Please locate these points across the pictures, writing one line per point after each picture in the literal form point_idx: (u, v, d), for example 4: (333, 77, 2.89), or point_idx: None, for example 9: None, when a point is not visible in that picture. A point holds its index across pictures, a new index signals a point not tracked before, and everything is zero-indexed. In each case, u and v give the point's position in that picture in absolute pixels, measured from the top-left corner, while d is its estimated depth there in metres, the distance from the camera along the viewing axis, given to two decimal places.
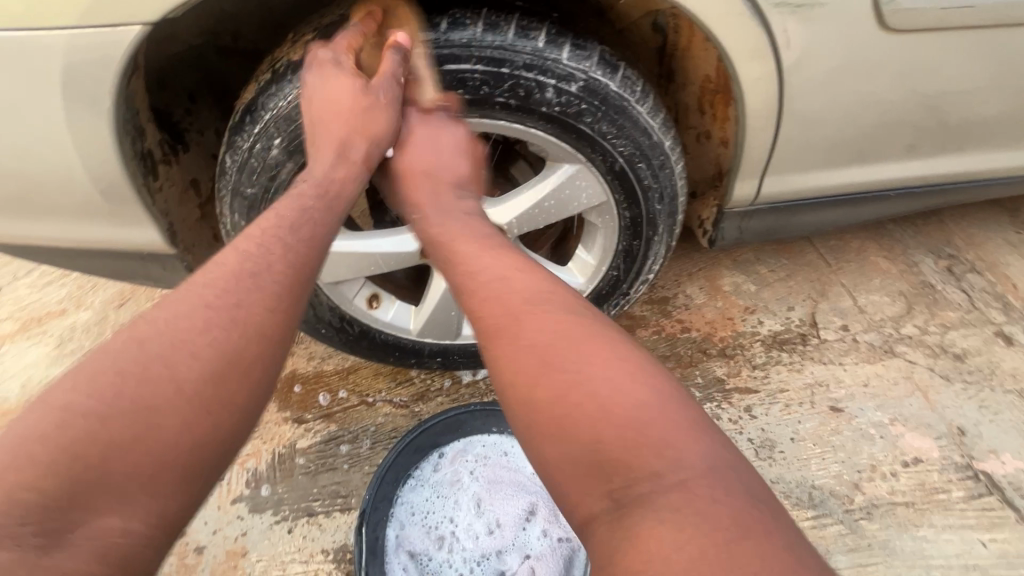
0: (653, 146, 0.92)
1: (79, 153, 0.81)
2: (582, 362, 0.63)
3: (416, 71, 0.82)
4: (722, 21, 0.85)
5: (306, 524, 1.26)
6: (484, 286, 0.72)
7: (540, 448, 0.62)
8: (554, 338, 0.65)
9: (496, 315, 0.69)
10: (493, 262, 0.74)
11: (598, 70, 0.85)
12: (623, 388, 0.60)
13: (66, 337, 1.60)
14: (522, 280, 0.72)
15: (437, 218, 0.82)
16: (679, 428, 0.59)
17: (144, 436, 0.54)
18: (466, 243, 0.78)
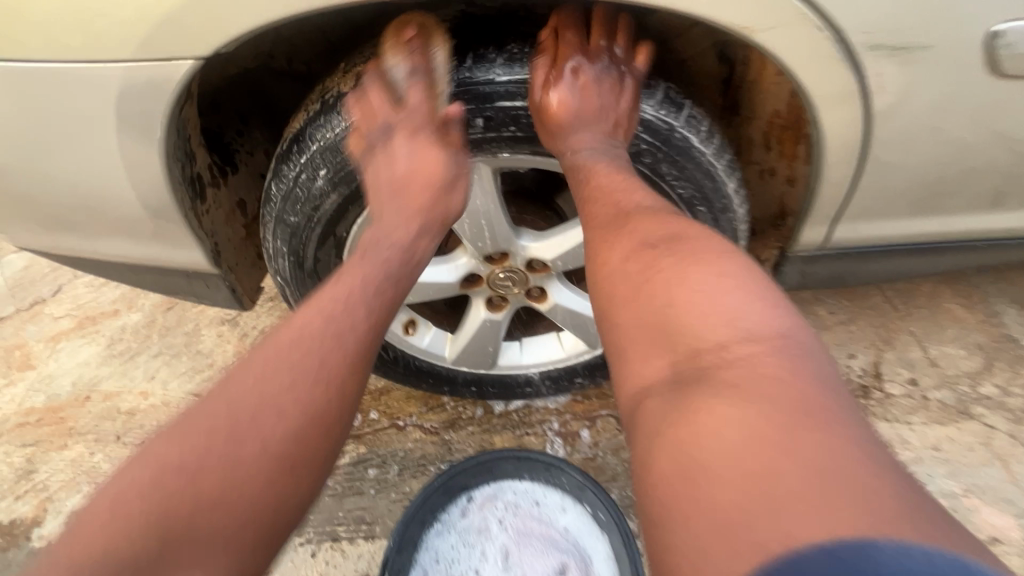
0: (715, 190, 0.86)
1: (131, 178, 0.82)
2: (739, 322, 0.56)
3: (467, 107, 0.77)
4: (809, 63, 0.76)
5: (331, 550, 1.24)
6: (696, 270, 0.62)
7: (625, 360, 0.62)
8: (721, 293, 0.59)
9: (672, 288, 0.62)
10: (708, 258, 0.63)
11: (658, 107, 0.79)
12: (762, 327, 0.56)
13: (112, 338, 1.64)
14: (740, 275, 0.61)
15: (638, 231, 0.70)
16: (806, 384, 0.50)
17: (236, 485, 0.60)
18: (630, 238, 0.70)
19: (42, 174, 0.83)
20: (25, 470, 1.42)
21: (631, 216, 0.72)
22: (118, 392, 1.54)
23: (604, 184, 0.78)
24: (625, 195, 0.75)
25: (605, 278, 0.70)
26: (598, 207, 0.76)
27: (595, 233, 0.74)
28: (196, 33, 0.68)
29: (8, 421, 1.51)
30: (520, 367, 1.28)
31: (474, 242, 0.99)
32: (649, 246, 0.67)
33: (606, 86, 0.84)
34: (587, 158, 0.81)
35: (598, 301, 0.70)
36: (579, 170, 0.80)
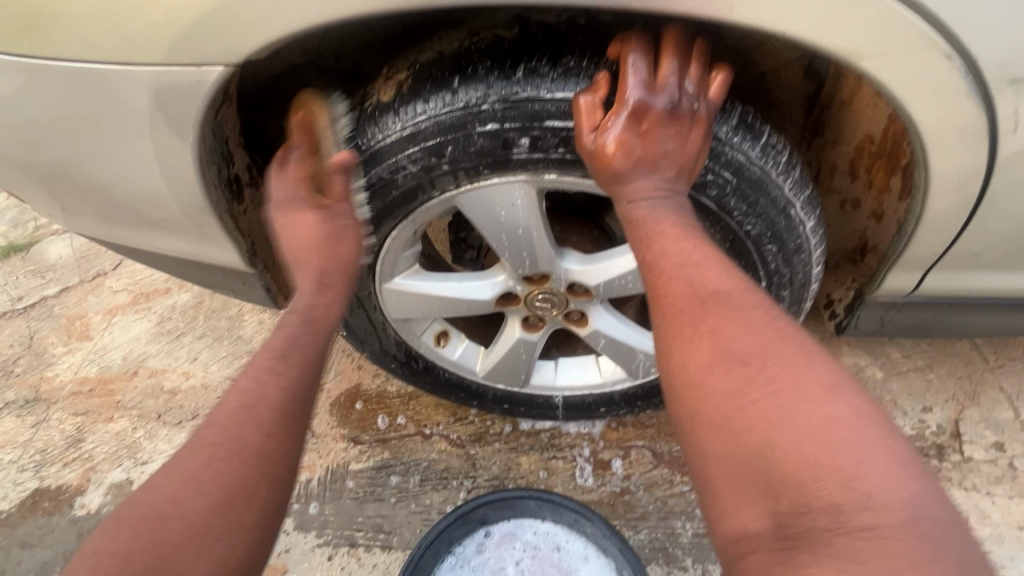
0: (788, 228, 0.75)
1: (167, 178, 0.80)
2: (788, 414, 0.48)
3: (513, 126, 0.69)
4: (931, 97, 0.64)
5: (347, 554, 1.23)
6: (805, 406, 0.48)
7: (713, 505, 0.51)
8: (829, 438, 0.46)
9: (771, 426, 0.48)
10: (811, 383, 0.49)
11: (733, 136, 0.69)
12: (820, 413, 0.47)
13: (162, 316, 1.69)
14: (852, 410, 0.47)
15: (724, 331, 0.55)
16: (877, 457, 0.45)
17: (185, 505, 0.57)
18: (710, 339, 0.55)
19: (86, 168, 0.83)
20: (74, 438, 1.49)
21: (711, 303, 0.57)
22: (163, 370, 1.59)
23: (667, 252, 0.62)
24: (704, 269, 0.60)
25: (682, 391, 0.55)
26: (673, 287, 0.60)
27: (666, 325, 0.59)
28: (234, 37, 0.65)
29: (64, 388, 1.59)
30: (554, 389, 1.21)
31: (514, 266, 0.92)
32: (736, 357, 0.53)
33: (671, 124, 0.65)
34: (636, 205, 0.67)
35: (675, 417, 0.56)
36: (640, 226, 0.66)
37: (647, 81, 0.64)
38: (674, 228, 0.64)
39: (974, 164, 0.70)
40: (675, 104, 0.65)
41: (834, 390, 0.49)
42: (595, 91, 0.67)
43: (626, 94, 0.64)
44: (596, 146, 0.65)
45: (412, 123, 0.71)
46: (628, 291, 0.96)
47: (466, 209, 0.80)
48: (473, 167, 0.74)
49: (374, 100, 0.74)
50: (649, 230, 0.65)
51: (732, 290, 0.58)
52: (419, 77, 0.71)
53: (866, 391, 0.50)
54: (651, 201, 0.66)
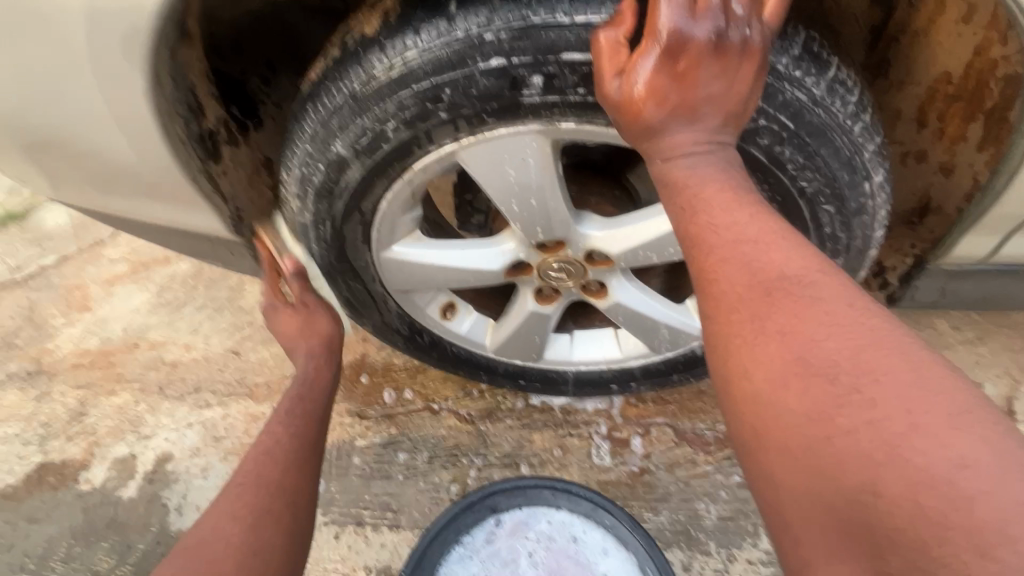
0: (852, 183, 0.63)
1: (129, 133, 0.71)
2: (892, 444, 0.38)
3: (523, 61, 0.58)
4: None
5: (354, 533, 1.19)
6: (919, 441, 0.38)
7: (799, 552, 0.44)
8: (952, 485, 0.36)
9: (872, 463, 0.39)
10: (925, 408, 0.39)
11: (794, 69, 0.56)
12: (932, 442, 0.37)
13: (162, 286, 1.63)
14: (986, 448, 0.36)
15: (798, 333, 0.45)
16: (1022, 503, 0.34)
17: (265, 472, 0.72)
18: (781, 343, 0.45)
19: (37, 124, 0.73)
20: (77, 412, 1.46)
21: (779, 295, 0.47)
22: (164, 342, 1.53)
23: (719, 230, 0.51)
24: (770, 252, 0.49)
25: (746, 407, 0.46)
26: (729, 273, 0.49)
27: (722, 324, 0.49)
28: None
29: (65, 361, 1.55)
30: (569, 363, 1.13)
31: (524, 232, 0.81)
32: (818, 368, 0.43)
33: (716, 59, 0.51)
34: (674, 163, 0.54)
35: (739, 436, 0.48)
36: (680, 189, 0.54)
37: (685, 5, 0.51)
38: (726, 191, 0.52)
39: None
40: (721, 32, 0.51)
41: (959, 416, 0.38)
42: (619, 22, 0.54)
43: (659, 23, 0.51)
44: (623, 94, 0.53)
45: (402, 60, 0.60)
46: (654, 259, 0.86)
47: (471, 166, 0.69)
48: (476, 114, 0.63)
49: (358, 35, 0.63)
50: (693, 193, 0.53)
51: (806, 276, 0.47)
52: (410, 2, 0.60)
53: (1001, 416, 0.39)
54: (698, 161, 0.54)
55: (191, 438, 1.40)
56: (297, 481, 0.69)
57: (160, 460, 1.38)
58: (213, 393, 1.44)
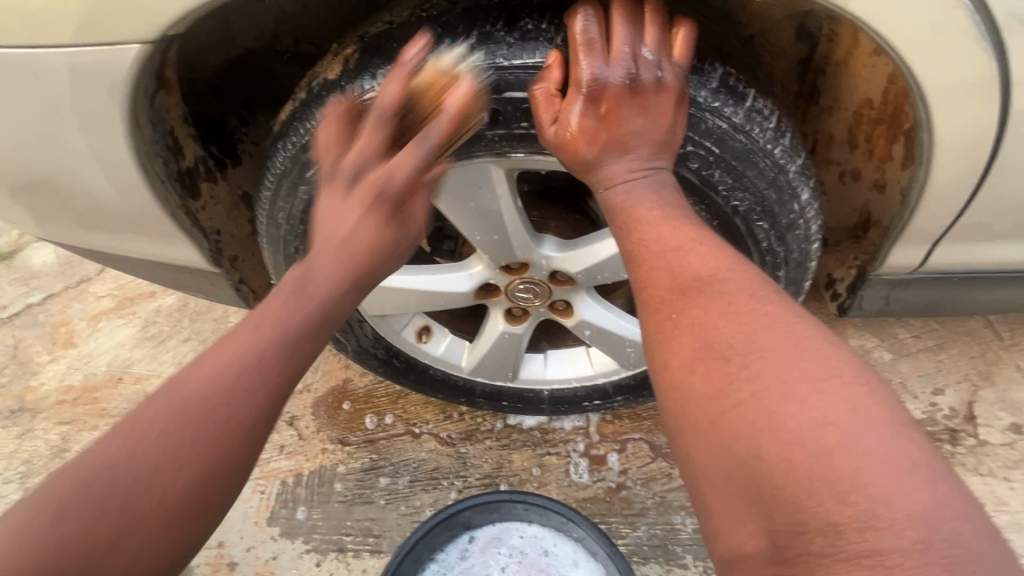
0: (781, 202, 0.69)
1: (109, 175, 0.76)
2: (773, 412, 0.43)
3: (468, 101, 0.64)
4: (937, 45, 0.61)
5: (335, 561, 1.19)
6: (794, 406, 0.42)
7: (709, 523, 0.47)
8: (820, 442, 0.40)
9: (757, 432, 0.43)
10: (799, 376, 0.44)
11: (714, 100, 0.62)
12: (804, 408, 0.42)
13: (148, 320, 1.67)
14: (849, 406, 0.41)
15: (706, 323, 0.50)
16: (872, 450, 0.39)
17: (168, 451, 0.51)
18: (692, 333, 0.50)
19: (21, 168, 0.78)
20: (60, 448, 1.46)
21: (694, 292, 0.51)
22: (149, 375, 1.56)
23: (648, 240, 0.56)
24: (688, 255, 0.54)
25: (665, 393, 0.50)
26: (656, 278, 0.54)
27: (648, 325, 0.54)
28: (147, 15, 0.61)
29: (49, 397, 1.56)
30: (543, 381, 1.17)
31: (489, 254, 0.87)
32: (718, 352, 0.48)
33: (636, 97, 0.57)
34: (614, 190, 0.59)
35: (663, 420, 0.52)
36: (617, 212, 0.59)
37: (599, 54, 0.58)
38: (654, 211, 0.57)
39: (981, 122, 0.67)
40: (635, 75, 0.57)
41: (828, 381, 0.43)
42: (547, 76, 0.61)
43: (579, 74, 0.57)
44: (559, 137, 0.59)
45: (361, 100, 0.66)
46: (616, 277, 0.91)
47: (433, 195, 0.75)
48: None
49: (322, 79, 0.68)
50: (631, 216, 0.58)
51: (718, 274, 0.52)
52: (368, 51, 0.66)
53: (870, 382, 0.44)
54: (636, 183, 0.59)
55: None
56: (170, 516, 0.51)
57: None
58: None
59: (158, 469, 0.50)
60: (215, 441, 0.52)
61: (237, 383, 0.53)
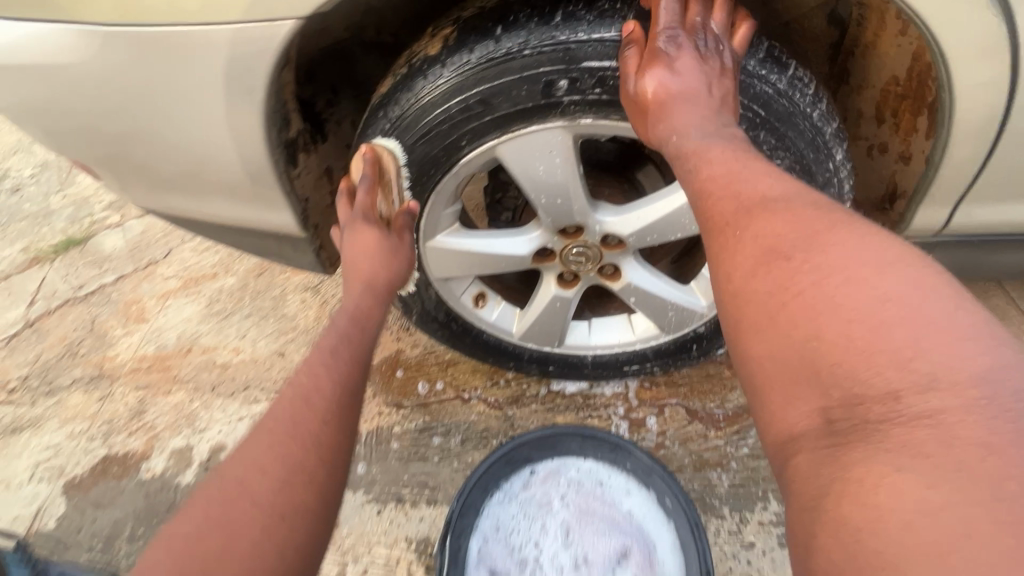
0: (818, 161, 0.79)
1: (232, 141, 0.89)
2: (830, 296, 0.51)
3: (551, 69, 0.75)
4: (953, 17, 0.70)
5: (394, 510, 1.29)
6: (851, 290, 0.51)
7: (768, 406, 0.55)
8: (872, 315, 0.49)
9: (816, 314, 0.51)
10: (856, 265, 0.52)
11: (761, 69, 0.74)
12: (859, 289, 0.50)
13: (212, 298, 1.80)
14: (903, 284, 0.50)
15: (771, 232, 0.59)
16: (922, 319, 0.47)
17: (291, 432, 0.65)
18: (757, 244, 0.59)
19: (154, 135, 0.91)
20: (137, 410, 1.59)
21: (757, 211, 0.61)
22: (214, 347, 1.69)
23: (717, 177, 0.66)
24: (754, 183, 0.64)
25: (733, 299, 0.59)
26: (723, 204, 0.64)
27: (717, 242, 0.64)
28: (287, 2, 0.75)
29: (125, 366, 1.70)
30: (587, 347, 1.26)
31: (551, 216, 0.96)
32: (780, 255, 0.57)
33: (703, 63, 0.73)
34: (688, 134, 0.71)
35: (728, 325, 0.61)
36: (690, 159, 0.69)
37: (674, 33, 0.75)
38: (725, 153, 0.68)
39: (997, 82, 0.75)
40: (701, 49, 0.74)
41: (883, 266, 0.52)
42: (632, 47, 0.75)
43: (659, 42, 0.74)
44: (643, 88, 0.73)
45: (458, 70, 0.78)
46: (667, 238, 0.99)
47: (508, 160, 0.86)
48: (509, 114, 0.79)
49: (422, 55, 0.81)
50: (699, 156, 0.69)
51: (780, 196, 0.61)
52: (465, 30, 0.78)
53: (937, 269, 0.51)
54: (710, 133, 0.70)
55: (242, 429, 1.51)
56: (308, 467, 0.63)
57: (215, 450, 1.49)
58: (261, 390, 1.58)
59: (285, 444, 0.63)
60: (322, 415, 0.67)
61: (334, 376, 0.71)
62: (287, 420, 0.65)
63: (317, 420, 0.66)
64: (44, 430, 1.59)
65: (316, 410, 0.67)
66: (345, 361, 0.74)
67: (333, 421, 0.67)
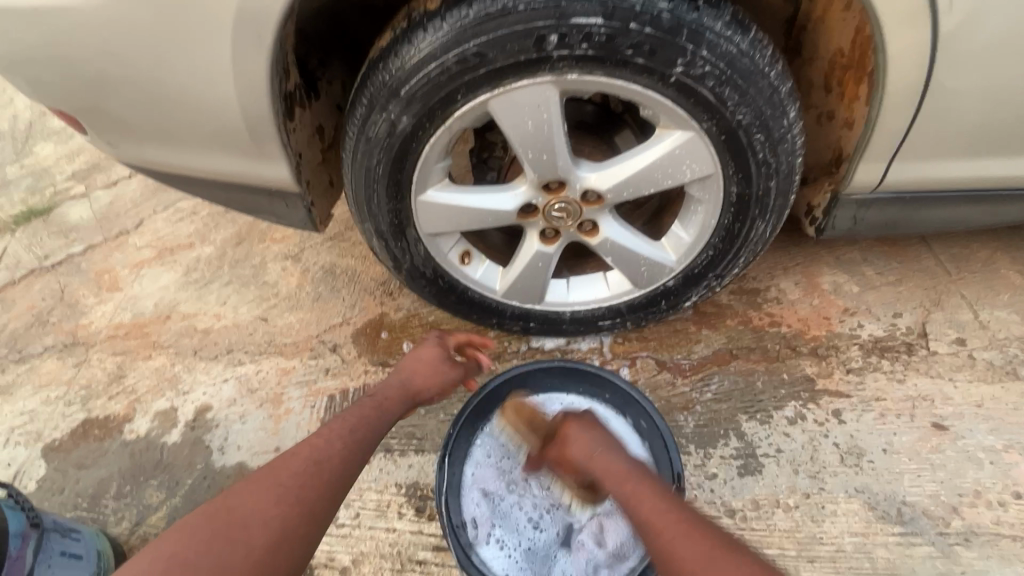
0: (774, 117, 0.92)
1: (235, 90, 0.94)
2: (666, 556, 0.77)
3: (544, 24, 0.84)
4: None
5: (383, 459, 1.35)
6: (676, 552, 0.76)
7: None
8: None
9: (662, 559, 0.77)
10: (676, 532, 0.78)
11: (727, 31, 0.86)
12: (684, 541, 0.76)
13: (188, 267, 1.79)
14: (705, 550, 0.74)
15: (627, 496, 0.88)
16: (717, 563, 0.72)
17: (303, 474, 0.82)
18: (624, 497, 0.88)
19: (155, 83, 0.94)
20: (116, 375, 1.59)
21: (620, 474, 0.91)
22: (194, 313, 1.69)
23: (585, 457, 0.98)
24: (605, 465, 0.94)
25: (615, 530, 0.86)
26: (597, 467, 0.95)
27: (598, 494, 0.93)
28: None
29: (100, 333, 1.68)
30: (566, 304, 1.33)
31: (535, 169, 1.03)
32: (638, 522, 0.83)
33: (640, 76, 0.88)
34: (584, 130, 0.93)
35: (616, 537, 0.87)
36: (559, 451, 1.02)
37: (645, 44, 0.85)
38: (590, 437, 0.99)
39: (919, 43, 0.87)
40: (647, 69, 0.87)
41: (694, 530, 0.78)
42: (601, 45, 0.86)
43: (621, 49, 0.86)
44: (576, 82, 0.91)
45: (458, 25, 0.86)
46: (647, 191, 1.05)
47: (497, 113, 0.94)
48: (505, 66, 0.88)
49: (425, 11, 0.89)
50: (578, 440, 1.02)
51: (632, 474, 0.91)
52: None
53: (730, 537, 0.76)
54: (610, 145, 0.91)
55: (227, 391, 1.53)
56: (305, 513, 0.79)
57: (200, 411, 1.51)
58: (245, 352, 1.59)
59: (296, 483, 0.80)
60: (330, 470, 0.85)
61: (348, 447, 0.90)
62: (288, 488, 0.79)
63: (325, 479, 0.83)
64: (18, 397, 1.58)
65: (310, 500, 0.80)
66: (353, 461, 0.89)
67: (321, 503, 0.81)
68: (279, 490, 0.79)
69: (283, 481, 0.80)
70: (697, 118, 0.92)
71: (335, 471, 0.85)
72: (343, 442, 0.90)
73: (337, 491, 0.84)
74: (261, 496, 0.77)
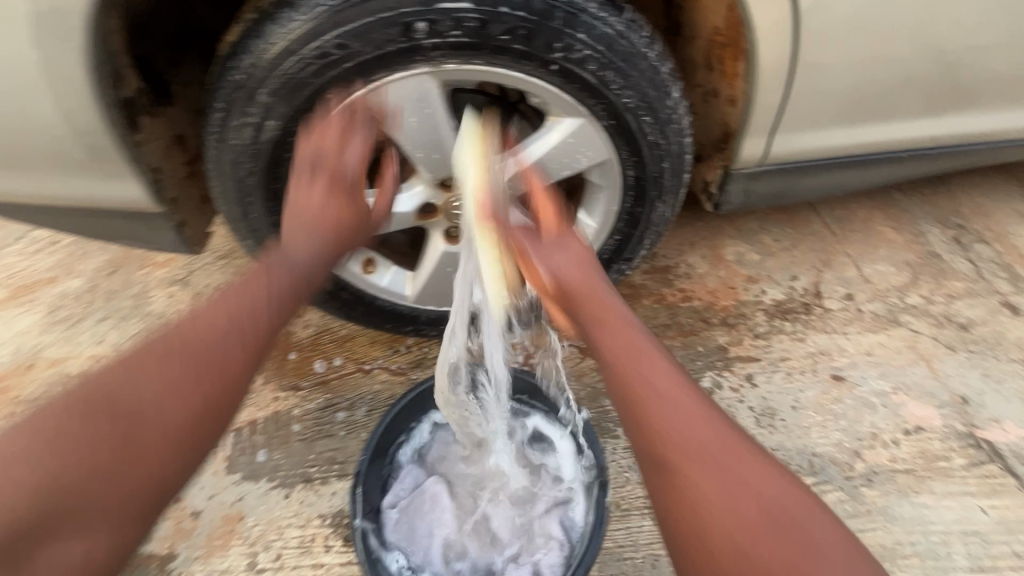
0: (659, 98, 0.92)
1: (57, 98, 0.80)
2: (696, 453, 0.67)
3: (408, 11, 0.78)
4: None
5: (304, 490, 1.25)
6: (721, 457, 0.67)
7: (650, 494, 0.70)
8: (729, 490, 0.65)
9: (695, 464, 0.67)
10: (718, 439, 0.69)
11: (602, 12, 0.84)
12: (726, 452, 0.68)
13: (52, 305, 1.56)
14: (752, 468, 0.66)
15: (647, 382, 0.75)
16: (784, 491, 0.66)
17: (158, 405, 0.68)
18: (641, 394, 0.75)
19: None
20: None
21: (634, 352, 0.78)
22: (64, 358, 1.47)
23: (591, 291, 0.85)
24: (613, 330, 0.81)
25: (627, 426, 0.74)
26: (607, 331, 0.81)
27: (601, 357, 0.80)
28: None
29: None
30: None
31: (427, 168, 0.98)
32: (664, 417, 0.71)
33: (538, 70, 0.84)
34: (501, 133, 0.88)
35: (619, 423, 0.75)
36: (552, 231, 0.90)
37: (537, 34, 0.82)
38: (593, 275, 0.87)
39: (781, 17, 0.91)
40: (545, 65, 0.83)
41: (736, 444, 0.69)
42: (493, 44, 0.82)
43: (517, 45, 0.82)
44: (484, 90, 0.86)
45: (312, 14, 0.79)
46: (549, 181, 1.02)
47: (375, 110, 0.87)
48: (374, 58, 0.82)
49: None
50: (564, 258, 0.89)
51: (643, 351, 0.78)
52: None
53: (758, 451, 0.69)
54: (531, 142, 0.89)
55: None
56: (165, 459, 0.67)
57: None
58: None
59: (151, 418, 0.68)
60: (198, 397, 0.71)
61: (223, 333, 0.75)
62: (151, 420, 0.67)
63: (196, 401, 0.71)
64: None
65: (174, 431, 0.69)
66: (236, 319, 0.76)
67: (185, 441, 0.69)
68: (126, 424, 0.66)
69: (133, 411, 0.67)
70: (584, 104, 0.90)
71: (218, 363, 0.73)
72: (216, 328, 0.75)
73: (217, 414, 0.73)
74: (106, 433, 0.65)
